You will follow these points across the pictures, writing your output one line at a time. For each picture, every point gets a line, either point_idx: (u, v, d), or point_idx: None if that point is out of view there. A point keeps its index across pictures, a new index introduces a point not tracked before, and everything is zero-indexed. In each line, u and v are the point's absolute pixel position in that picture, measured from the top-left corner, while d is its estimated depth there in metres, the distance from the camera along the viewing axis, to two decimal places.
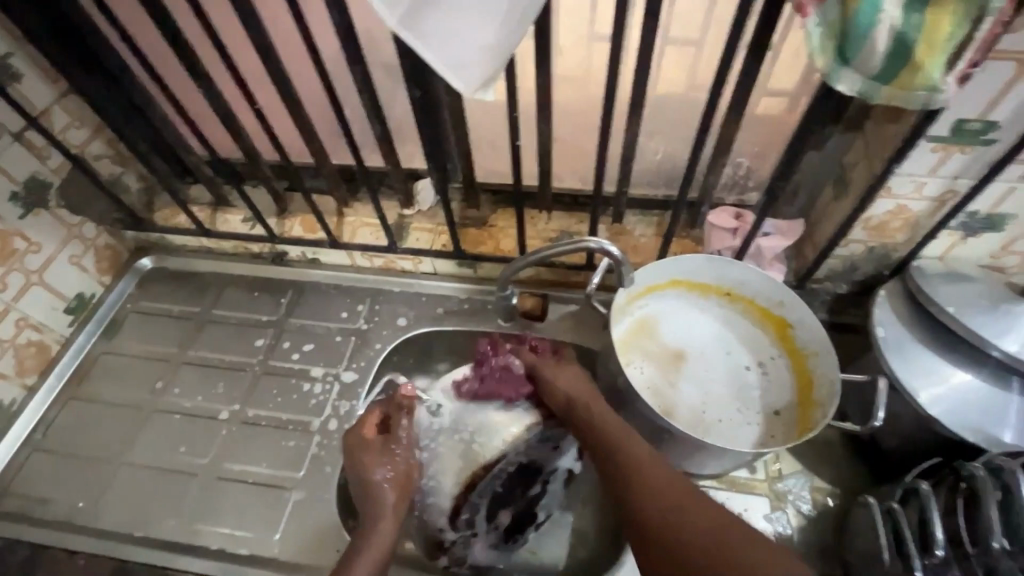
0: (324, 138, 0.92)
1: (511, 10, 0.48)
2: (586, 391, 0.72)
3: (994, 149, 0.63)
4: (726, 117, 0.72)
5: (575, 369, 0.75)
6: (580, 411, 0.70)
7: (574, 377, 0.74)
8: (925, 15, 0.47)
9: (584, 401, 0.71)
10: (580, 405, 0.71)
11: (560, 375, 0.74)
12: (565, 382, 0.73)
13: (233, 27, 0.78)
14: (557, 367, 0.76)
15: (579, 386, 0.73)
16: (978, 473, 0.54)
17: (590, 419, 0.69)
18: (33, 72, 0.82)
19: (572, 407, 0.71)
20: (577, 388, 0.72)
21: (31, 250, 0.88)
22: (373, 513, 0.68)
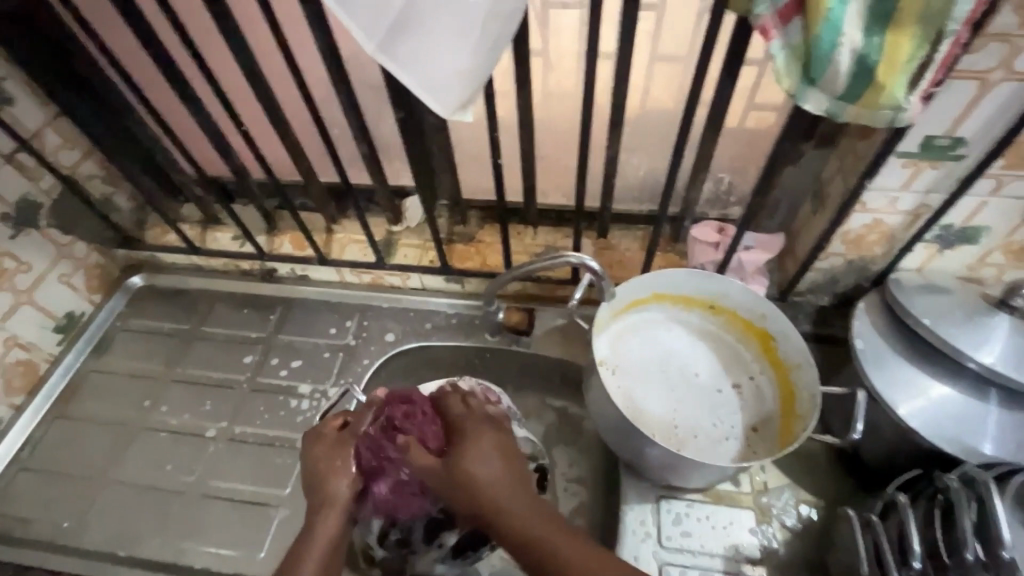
0: (313, 157, 0.94)
1: (484, 36, 0.50)
2: (505, 474, 0.67)
3: (964, 164, 0.64)
4: (703, 135, 0.73)
5: (483, 447, 0.68)
6: (502, 498, 0.64)
7: (495, 458, 0.67)
8: (885, 37, 0.48)
9: (501, 485, 0.65)
10: (496, 491, 0.65)
11: (476, 458, 0.67)
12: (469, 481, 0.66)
13: (221, 50, 0.79)
14: (470, 444, 0.68)
15: (498, 472, 0.66)
16: (953, 484, 0.55)
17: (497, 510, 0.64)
18: (24, 95, 0.83)
19: (488, 498, 0.64)
20: (497, 475, 0.66)
21: (20, 269, 0.89)
22: (324, 504, 0.69)
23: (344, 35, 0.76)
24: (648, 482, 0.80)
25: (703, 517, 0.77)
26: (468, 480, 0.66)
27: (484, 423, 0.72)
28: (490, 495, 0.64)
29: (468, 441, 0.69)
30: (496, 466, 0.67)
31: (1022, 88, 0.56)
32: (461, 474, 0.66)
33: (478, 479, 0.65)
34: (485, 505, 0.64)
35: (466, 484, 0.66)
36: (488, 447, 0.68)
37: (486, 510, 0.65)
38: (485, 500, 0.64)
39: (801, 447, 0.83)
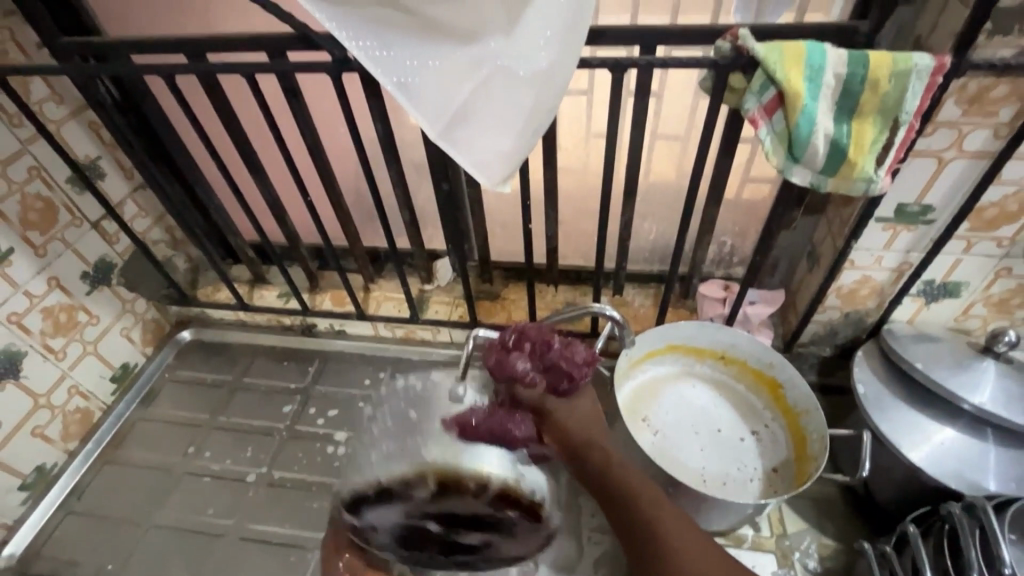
0: (359, 223, 1.05)
1: (526, 124, 0.61)
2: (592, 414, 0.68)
3: (935, 227, 0.74)
4: (709, 202, 0.84)
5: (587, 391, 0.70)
6: (593, 427, 0.67)
7: (589, 399, 0.70)
8: (851, 126, 0.60)
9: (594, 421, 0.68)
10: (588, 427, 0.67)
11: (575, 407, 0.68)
12: (571, 418, 0.67)
13: (289, 132, 0.93)
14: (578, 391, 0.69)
15: (596, 415, 0.68)
16: (956, 511, 0.63)
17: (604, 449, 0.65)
18: (114, 171, 0.96)
19: (582, 433, 0.66)
20: (593, 418, 0.68)
21: (90, 322, 0.98)
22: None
23: (397, 121, 0.89)
24: None
25: None
26: (569, 415, 0.67)
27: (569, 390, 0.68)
28: (586, 430, 0.66)
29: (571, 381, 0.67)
30: (587, 405, 0.69)
31: (973, 163, 0.67)
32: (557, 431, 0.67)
33: (569, 413, 0.67)
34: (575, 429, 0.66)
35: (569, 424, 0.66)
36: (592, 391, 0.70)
37: (592, 442, 0.65)
38: (570, 426, 0.66)
39: (816, 491, 0.87)
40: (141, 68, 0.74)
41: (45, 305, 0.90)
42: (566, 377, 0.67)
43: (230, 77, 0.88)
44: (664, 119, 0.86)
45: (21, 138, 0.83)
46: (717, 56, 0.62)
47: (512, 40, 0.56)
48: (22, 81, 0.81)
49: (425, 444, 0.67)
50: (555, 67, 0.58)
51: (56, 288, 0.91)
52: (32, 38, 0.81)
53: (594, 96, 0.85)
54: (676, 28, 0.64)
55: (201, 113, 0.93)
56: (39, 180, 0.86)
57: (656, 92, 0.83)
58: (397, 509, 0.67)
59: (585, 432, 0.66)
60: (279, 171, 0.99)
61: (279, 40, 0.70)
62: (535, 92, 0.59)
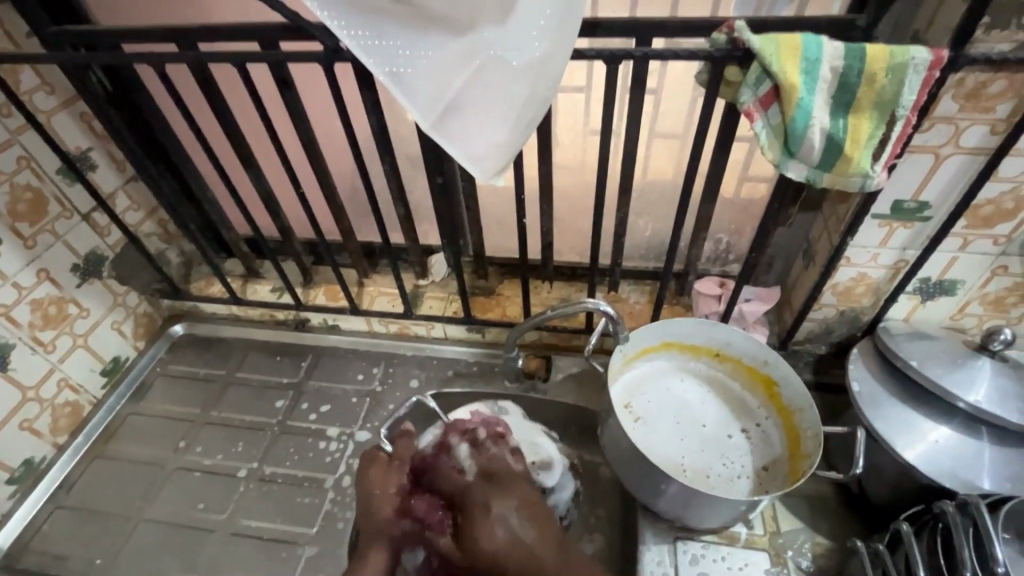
0: (354, 218, 1.05)
1: (520, 117, 0.60)
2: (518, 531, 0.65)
3: (931, 225, 0.74)
4: (704, 198, 0.84)
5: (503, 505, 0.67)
6: (522, 555, 0.63)
7: (508, 513, 0.66)
8: (847, 120, 0.59)
9: (513, 537, 0.64)
10: (500, 545, 0.64)
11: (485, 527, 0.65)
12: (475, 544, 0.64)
13: (283, 125, 0.92)
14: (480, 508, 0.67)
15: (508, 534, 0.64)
16: (950, 509, 0.62)
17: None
18: (106, 163, 0.95)
19: (515, 569, 0.62)
20: (524, 545, 0.64)
21: (80, 315, 0.97)
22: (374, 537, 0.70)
23: (392, 114, 0.88)
24: (665, 522, 0.84)
25: (719, 558, 0.80)
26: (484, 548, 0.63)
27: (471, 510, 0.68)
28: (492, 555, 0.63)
29: (469, 519, 0.66)
30: (505, 532, 0.64)
31: (970, 160, 0.67)
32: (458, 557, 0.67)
33: (485, 551, 0.63)
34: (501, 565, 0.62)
35: (477, 551, 0.64)
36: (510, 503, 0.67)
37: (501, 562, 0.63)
38: (500, 564, 0.63)
39: (810, 489, 0.87)
40: (131, 57, 0.73)
41: (34, 297, 0.89)
42: (461, 503, 0.70)
43: (222, 68, 0.87)
44: (663, 117, 0.85)
45: (10, 128, 0.82)
46: (712, 48, 0.61)
47: (507, 31, 0.56)
48: (11, 70, 0.80)
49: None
50: (549, 57, 0.57)
51: (46, 280, 0.91)
52: (22, 28, 0.80)
53: (592, 91, 0.84)
54: (673, 20, 0.64)
55: (194, 105, 0.92)
56: (29, 171, 0.85)
57: (654, 88, 0.82)
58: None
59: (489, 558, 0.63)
60: (272, 164, 0.98)
61: (271, 29, 0.69)
62: (528, 83, 0.59)
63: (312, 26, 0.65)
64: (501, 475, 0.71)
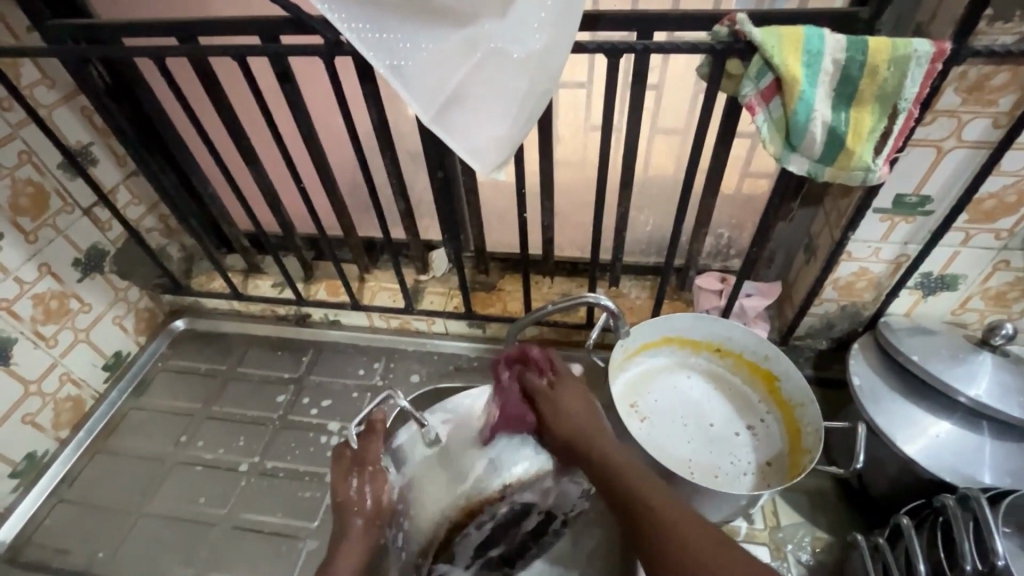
0: (354, 213, 1.05)
1: (521, 110, 0.60)
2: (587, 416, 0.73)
3: (933, 219, 0.74)
4: (705, 193, 0.83)
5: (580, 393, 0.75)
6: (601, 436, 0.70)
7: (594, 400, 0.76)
8: (849, 113, 0.59)
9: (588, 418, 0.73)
10: (578, 419, 0.72)
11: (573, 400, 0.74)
12: (568, 409, 0.74)
13: (283, 119, 0.92)
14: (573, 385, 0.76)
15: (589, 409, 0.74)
16: (950, 503, 0.63)
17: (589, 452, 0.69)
18: (107, 158, 0.95)
19: (580, 435, 0.71)
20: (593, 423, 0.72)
21: (82, 310, 0.97)
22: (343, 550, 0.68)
23: (392, 108, 0.88)
24: None
25: None
26: (563, 413, 0.73)
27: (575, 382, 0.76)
28: (578, 421, 0.72)
29: (557, 393, 0.75)
30: (582, 412, 0.73)
31: (973, 153, 0.66)
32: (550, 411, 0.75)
33: (573, 418, 0.72)
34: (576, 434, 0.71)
35: (565, 415, 0.73)
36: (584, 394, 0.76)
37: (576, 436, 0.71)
38: (583, 437, 0.71)
39: (810, 484, 0.87)
40: (131, 50, 0.73)
41: (35, 292, 0.89)
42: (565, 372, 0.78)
43: (222, 62, 0.86)
44: (664, 111, 0.85)
45: (11, 122, 0.82)
46: (713, 41, 0.61)
47: (507, 23, 0.56)
48: (12, 65, 0.80)
49: (420, 496, 0.81)
50: (549, 51, 0.57)
51: (48, 275, 0.91)
52: (22, 22, 0.80)
53: (593, 85, 0.84)
54: (675, 14, 0.63)
55: (194, 99, 0.92)
56: (30, 165, 0.85)
57: (655, 83, 0.82)
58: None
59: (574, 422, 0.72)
60: (273, 158, 0.98)
61: (271, 23, 0.69)
62: (529, 76, 0.58)
63: (311, 19, 0.64)
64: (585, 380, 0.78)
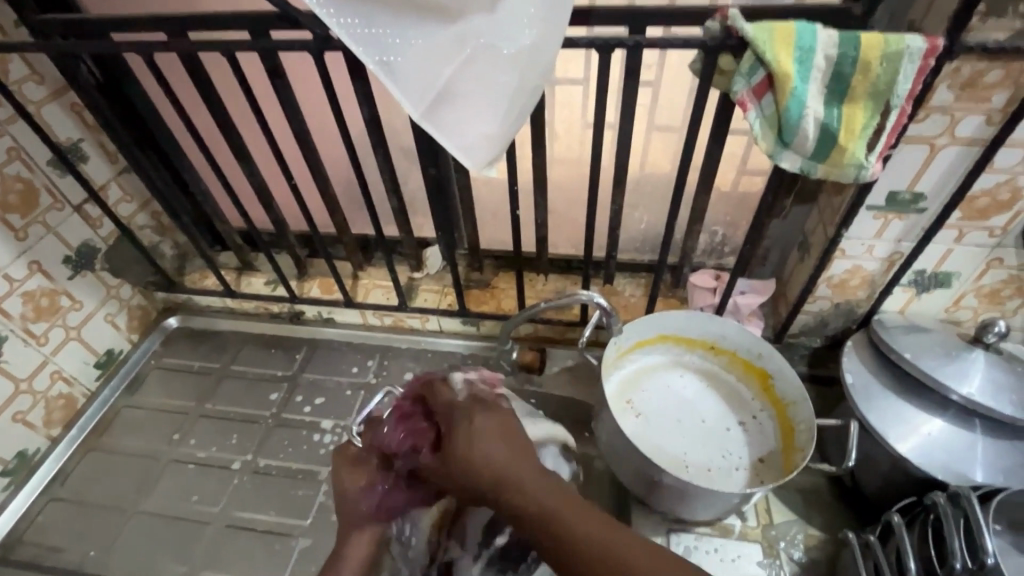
0: (348, 210, 1.04)
1: (511, 106, 0.60)
2: (501, 443, 0.59)
3: (926, 216, 0.73)
4: (699, 190, 0.83)
5: (484, 419, 0.62)
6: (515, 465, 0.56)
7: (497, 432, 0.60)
8: (842, 110, 0.59)
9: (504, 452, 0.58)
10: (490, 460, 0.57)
11: (475, 433, 0.60)
12: (468, 448, 0.59)
13: (275, 115, 0.91)
14: (467, 423, 0.62)
15: (495, 442, 0.59)
16: (941, 501, 0.63)
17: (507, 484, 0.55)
18: (97, 154, 0.95)
19: (489, 470, 0.57)
20: (504, 455, 0.58)
21: (73, 307, 0.96)
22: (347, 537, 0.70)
23: (385, 105, 0.87)
24: (658, 515, 0.84)
25: (711, 550, 0.80)
26: (468, 456, 0.59)
27: (469, 419, 0.63)
28: (489, 463, 0.57)
29: (457, 429, 0.62)
30: (500, 447, 0.59)
31: (966, 150, 0.66)
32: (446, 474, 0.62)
33: (476, 460, 0.58)
34: (488, 478, 0.57)
35: (465, 460, 0.59)
36: (496, 419, 0.62)
37: (499, 474, 0.56)
38: (494, 477, 0.57)
39: (804, 481, 0.87)
40: (120, 46, 0.72)
41: (25, 290, 0.89)
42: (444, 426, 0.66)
43: (213, 57, 0.86)
44: (658, 108, 0.84)
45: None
46: (706, 37, 0.60)
47: (497, 18, 0.55)
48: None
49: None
50: (540, 46, 0.56)
51: (37, 272, 0.90)
52: (10, 17, 0.79)
53: (588, 83, 0.84)
54: (668, 10, 0.63)
55: (185, 95, 0.91)
56: (19, 162, 0.85)
57: (649, 80, 0.81)
58: (463, 562, 0.75)
59: (479, 469, 0.57)
60: (265, 155, 0.97)
61: (261, 18, 0.68)
62: (519, 72, 0.58)
63: (301, 14, 0.64)
64: (485, 399, 0.67)
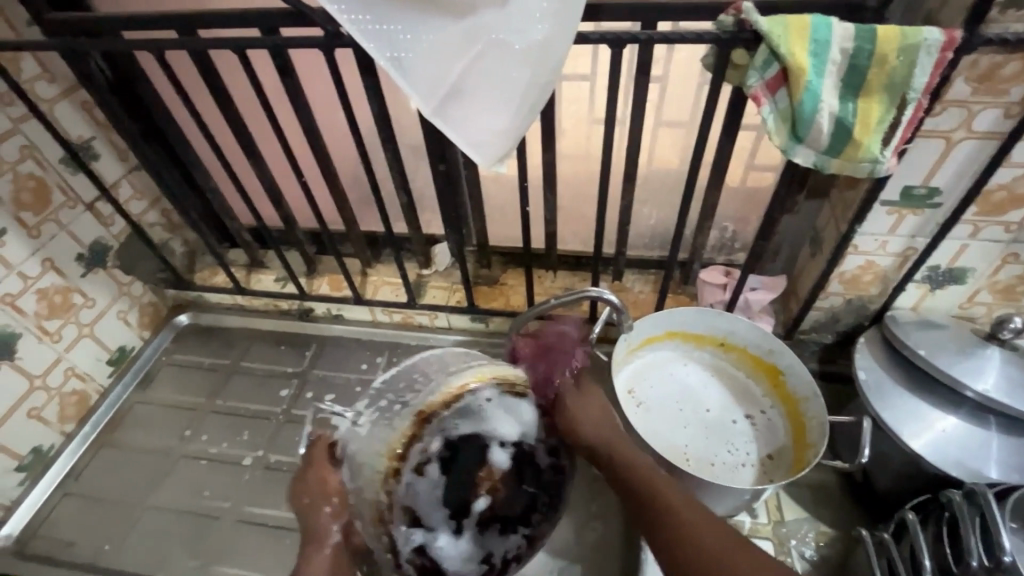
0: (356, 207, 1.04)
1: (522, 102, 0.60)
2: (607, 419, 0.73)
3: (941, 211, 0.72)
4: (709, 186, 0.83)
5: (597, 397, 0.76)
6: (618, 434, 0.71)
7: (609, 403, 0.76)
8: (857, 104, 0.58)
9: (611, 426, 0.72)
10: (599, 428, 0.72)
11: (587, 406, 0.74)
12: (582, 410, 0.74)
13: (284, 111, 0.91)
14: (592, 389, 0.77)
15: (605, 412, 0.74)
16: (956, 498, 0.62)
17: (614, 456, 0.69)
18: (109, 152, 0.95)
19: (594, 437, 0.71)
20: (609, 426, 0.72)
21: (85, 304, 0.97)
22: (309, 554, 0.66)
23: (394, 101, 0.87)
24: None
25: None
26: (578, 416, 0.74)
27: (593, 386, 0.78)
28: (597, 426, 0.72)
29: (581, 392, 0.77)
30: (602, 419, 0.73)
31: (984, 143, 0.65)
32: (567, 417, 0.75)
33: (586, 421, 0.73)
34: (602, 449, 0.70)
35: (577, 419, 0.74)
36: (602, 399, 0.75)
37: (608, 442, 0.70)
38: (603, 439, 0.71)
39: (815, 478, 0.87)
40: (132, 44, 0.72)
41: (39, 287, 0.90)
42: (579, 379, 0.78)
43: (222, 54, 0.86)
44: (669, 104, 0.84)
45: (12, 117, 0.82)
46: (718, 31, 0.60)
47: (507, 14, 0.55)
48: (12, 59, 0.79)
49: (363, 465, 0.78)
50: (552, 41, 0.56)
51: (51, 270, 0.91)
52: (22, 16, 0.80)
53: (598, 79, 0.83)
54: (680, 3, 0.62)
55: (194, 92, 0.91)
56: (32, 160, 0.85)
57: (660, 76, 0.81)
58: (439, 544, 0.79)
59: (594, 426, 0.72)
60: (274, 151, 0.98)
61: (271, 14, 0.68)
62: (531, 67, 0.58)
63: (310, 10, 0.64)
64: None
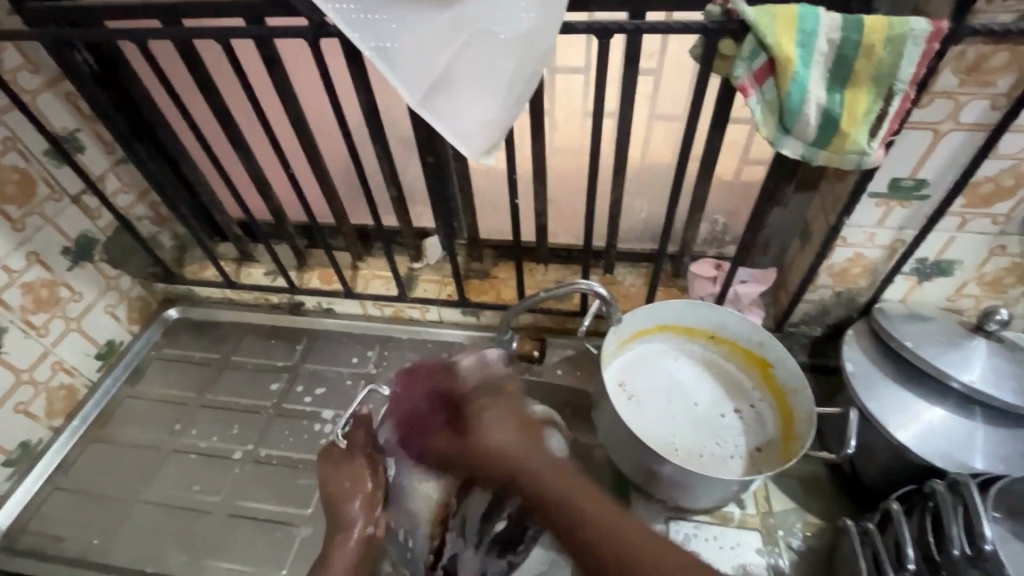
0: (346, 200, 1.03)
1: (508, 92, 0.59)
2: (518, 435, 0.62)
3: (929, 203, 0.73)
4: (699, 179, 0.82)
5: (499, 412, 0.64)
6: (527, 454, 0.59)
7: (514, 423, 0.63)
8: (844, 94, 0.58)
9: (520, 445, 0.61)
10: (503, 451, 0.60)
11: (492, 425, 0.63)
12: (487, 438, 0.62)
13: (272, 102, 0.90)
14: (490, 410, 0.65)
15: (511, 433, 0.62)
16: (940, 488, 0.63)
17: (525, 471, 0.58)
18: (95, 144, 0.94)
19: (501, 462, 0.60)
20: (517, 443, 0.61)
21: (72, 298, 0.96)
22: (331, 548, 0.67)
23: (383, 93, 0.86)
24: (658, 503, 0.84)
25: (710, 537, 0.81)
26: (483, 445, 0.61)
27: (492, 404, 0.66)
28: (504, 452, 0.60)
29: (475, 420, 0.65)
30: (512, 436, 0.61)
31: (971, 135, 0.65)
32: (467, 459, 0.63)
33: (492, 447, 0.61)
34: (506, 471, 0.60)
35: (480, 452, 0.61)
36: (508, 413, 0.64)
37: (513, 464, 0.59)
38: (511, 460, 0.60)
39: (804, 470, 0.88)
40: (115, 33, 0.71)
41: (25, 281, 0.89)
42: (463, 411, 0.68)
43: (208, 44, 0.85)
44: (660, 97, 0.83)
45: None
46: (707, 21, 0.60)
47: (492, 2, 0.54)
48: None
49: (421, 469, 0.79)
50: (538, 30, 0.55)
51: (36, 263, 0.90)
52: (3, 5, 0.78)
53: (589, 71, 0.83)
54: None
55: (180, 84, 0.90)
56: (15, 152, 0.84)
57: (651, 68, 0.80)
58: (465, 555, 0.78)
59: (499, 455, 0.60)
60: (262, 144, 0.97)
61: (256, 3, 0.67)
62: (518, 57, 0.57)
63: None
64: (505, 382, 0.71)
